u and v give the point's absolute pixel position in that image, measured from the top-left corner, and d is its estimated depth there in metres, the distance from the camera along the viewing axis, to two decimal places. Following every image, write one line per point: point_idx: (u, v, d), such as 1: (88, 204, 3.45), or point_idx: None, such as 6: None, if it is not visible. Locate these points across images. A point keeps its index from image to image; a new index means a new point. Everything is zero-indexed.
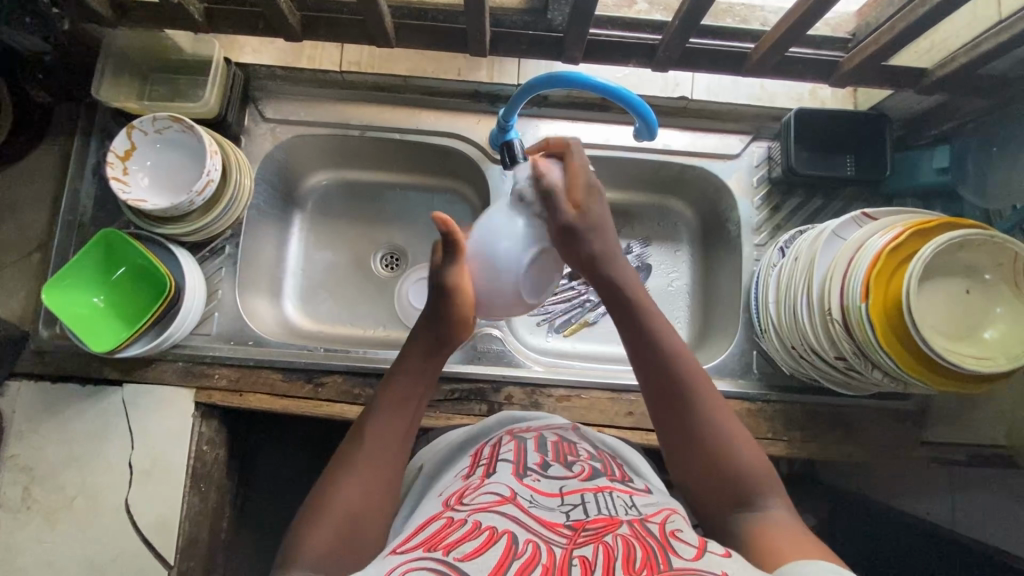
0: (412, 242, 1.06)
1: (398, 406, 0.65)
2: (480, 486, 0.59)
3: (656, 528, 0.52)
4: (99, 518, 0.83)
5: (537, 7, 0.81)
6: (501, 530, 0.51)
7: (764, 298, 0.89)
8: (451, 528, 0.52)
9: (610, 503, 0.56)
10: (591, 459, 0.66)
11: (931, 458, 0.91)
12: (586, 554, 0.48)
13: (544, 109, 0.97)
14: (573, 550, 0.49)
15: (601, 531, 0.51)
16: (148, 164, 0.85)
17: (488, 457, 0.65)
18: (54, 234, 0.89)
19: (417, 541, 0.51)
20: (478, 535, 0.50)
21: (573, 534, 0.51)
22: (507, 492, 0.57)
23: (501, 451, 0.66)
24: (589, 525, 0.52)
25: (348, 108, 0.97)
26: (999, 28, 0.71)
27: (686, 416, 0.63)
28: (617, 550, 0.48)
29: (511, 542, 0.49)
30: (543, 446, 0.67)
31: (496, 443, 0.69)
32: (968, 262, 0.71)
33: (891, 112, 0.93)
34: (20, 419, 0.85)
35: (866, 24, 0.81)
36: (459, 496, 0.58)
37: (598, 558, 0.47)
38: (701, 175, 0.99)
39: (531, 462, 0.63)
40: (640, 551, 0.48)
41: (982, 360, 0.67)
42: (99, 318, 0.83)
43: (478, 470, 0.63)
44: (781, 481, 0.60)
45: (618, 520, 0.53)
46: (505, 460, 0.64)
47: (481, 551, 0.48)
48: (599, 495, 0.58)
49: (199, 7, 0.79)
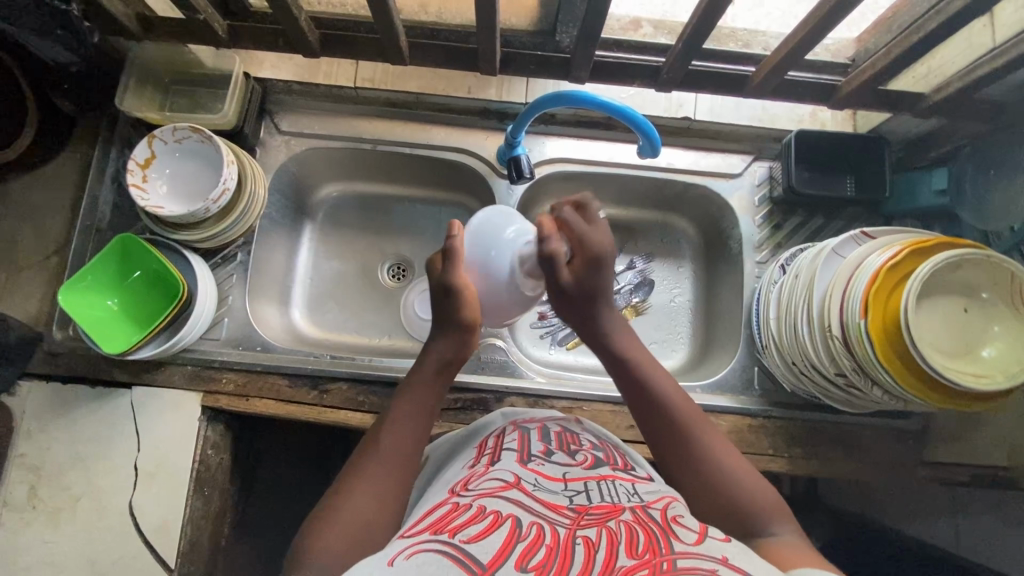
0: (419, 254, 1.08)
1: (410, 419, 0.67)
2: (486, 473, 0.61)
3: (658, 514, 0.54)
4: (102, 520, 0.84)
5: (546, 29, 0.86)
6: (506, 514, 0.52)
7: (765, 315, 0.90)
8: (457, 512, 0.53)
9: (613, 490, 0.58)
10: (593, 449, 0.68)
11: (933, 478, 0.90)
12: (589, 536, 0.49)
13: (551, 127, 1.00)
14: (576, 530, 0.50)
15: (604, 516, 0.53)
16: (166, 172, 0.88)
17: (493, 446, 0.67)
18: (72, 238, 0.91)
19: (424, 525, 0.53)
20: (484, 518, 0.51)
21: (576, 516, 0.53)
22: (511, 478, 0.58)
23: (505, 441, 0.68)
24: (592, 511, 0.54)
25: (361, 123, 1.00)
26: (993, 55, 0.73)
27: (690, 451, 0.65)
28: (621, 534, 0.49)
29: (515, 525, 0.51)
30: (546, 437, 0.69)
31: (501, 433, 0.71)
32: (965, 281, 0.72)
33: (891, 135, 0.96)
34: (29, 418, 0.86)
35: (864, 51, 0.84)
36: (464, 482, 0.60)
37: (601, 540, 0.49)
38: (703, 194, 1.02)
39: (535, 450, 0.65)
40: (643, 534, 0.49)
41: (980, 378, 0.67)
42: (113, 321, 0.85)
43: (484, 459, 0.65)
44: (779, 505, 0.61)
45: (621, 507, 0.55)
46: (509, 449, 0.66)
47: (484, 535, 0.49)
48: (602, 483, 0.60)
49: (223, 23, 0.83)
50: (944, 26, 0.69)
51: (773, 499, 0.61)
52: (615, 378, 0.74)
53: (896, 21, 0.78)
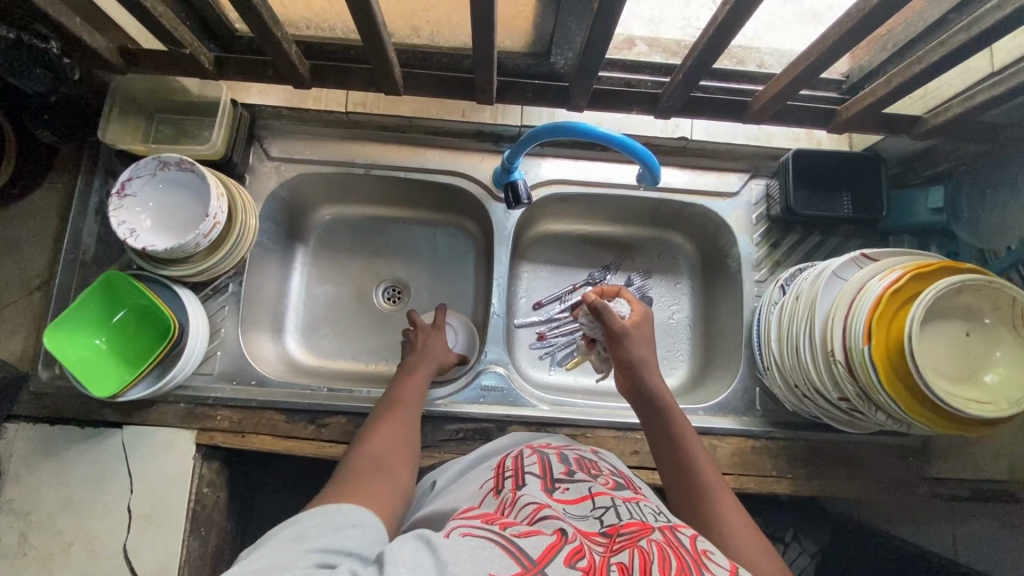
0: (414, 276, 1.06)
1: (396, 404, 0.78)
2: (514, 498, 0.57)
3: (688, 541, 0.51)
4: (97, 565, 0.81)
5: (540, 51, 0.84)
6: (543, 529, 0.50)
7: (766, 338, 0.90)
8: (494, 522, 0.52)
9: (639, 510, 0.57)
10: (613, 475, 0.67)
11: (934, 494, 0.91)
12: (622, 561, 0.46)
13: (547, 148, 0.98)
14: (609, 556, 0.47)
15: (635, 536, 0.51)
16: (150, 204, 0.84)
17: (513, 469, 0.65)
18: (56, 273, 0.88)
19: (476, 513, 0.54)
20: (527, 523, 0.51)
21: (608, 541, 0.50)
22: (542, 501, 0.56)
23: (525, 464, 0.66)
24: (623, 531, 0.52)
25: (353, 147, 0.98)
26: (995, 81, 0.73)
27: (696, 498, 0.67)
28: (654, 556, 0.47)
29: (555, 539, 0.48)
30: (566, 460, 0.68)
31: (519, 456, 0.69)
32: (966, 305, 0.73)
33: (886, 152, 0.96)
34: (17, 462, 0.83)
35: (860, 67, 0.86)
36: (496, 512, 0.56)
37: (635, 561, 0.46)
38: (701, 213, 1.01)
39: (557, 475, 0.63)
40: (675, 560, 0.47)
41: (984, 404, 0.67)
42: (101, 361, 0.82)
43: (507, 481, 0.63)
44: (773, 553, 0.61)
45: (650, 527, 0.53)
46: (531, 473, 0.64)
47: (530, 534, 0.49)
48: (628, 503, 0.58)
49: (209, 55, 0.80)
50: (945, 58, 0.69)
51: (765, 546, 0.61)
52: (644, 421, 0.76)
53: (891, 40, 0.79)
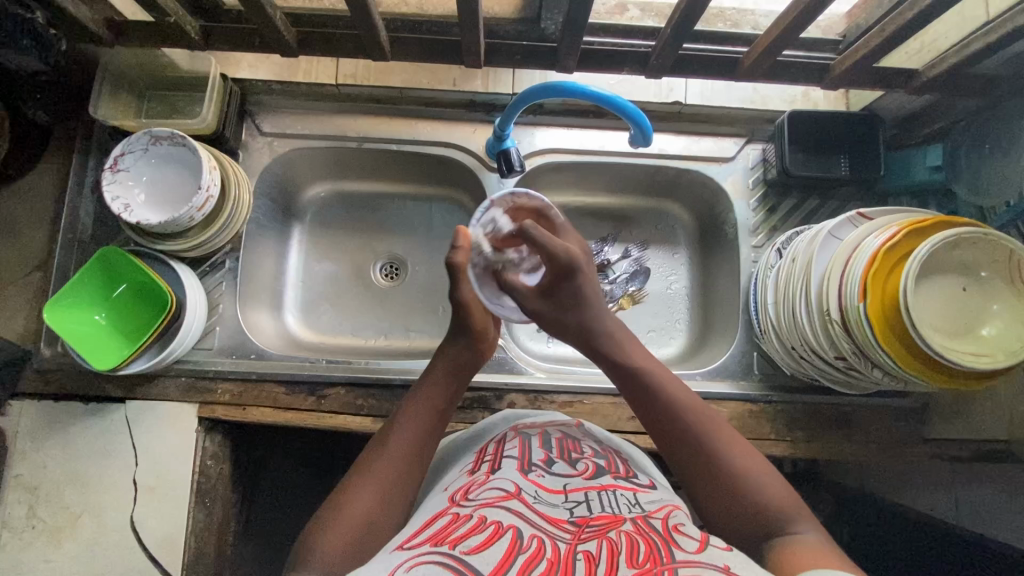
0: (411, 251, 1.06)
1: (445, 372, 0.70)
2: (486, 482, 0.56)
3: (659, 523, 0.50)
4: (105, 535, 0.83)
5: (530, 16, 0.83)
6: (507, 525, 0.48)
7: (762, 300, 0.89)
8: (457, 523, 0.49)
9: (614, 501, 0.54)
10: (595, 457, 0.63)
11: (933, 455, 0.91)
12: (589, 550, 0.46)
13: (539, 117, 0.98)
14: (576, 545, 0.47)
15: (605, 527, 0.49)
16: (144, 179, 0.85)
17: (493, 453, 0.62)
18: (55, 252, 0.89)
19: (424, 537, 0.49)
20: (485, 528, 0.48)
21: (577, 530, 0.49)
22: (512, 487, 0.54)
23: (506, 447, 0.63)
24: (593, 523, 0.50)
25: (345, 120, 0.97)
26: (990, 28, 0.72)
27: (700, 460, 0.60)
28: (621, 545, 0.46)
29: (515, 537, 0.47)
30: (547, 443, 0.64)
31: (501, 439, 0.66)
32: (963, 260, 0.72)
33: (883, 112, 0.94)
34: (23, 437, 0.85)
35: (855, 26, 0.83)
36: (465, 490, 0.55)
37: (602, 552, 0.45)
38: (697, 179, 1.00)
39: (535, 460, 0.60)
40: (644, 545, 0.46)
41: (979, 357, 0.67)
42: (101, 336, 0.84)
43: (484, 465, 0.60)
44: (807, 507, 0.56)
45: (621, 517, 0.51)
46: (509, 456, 0.61)
47: (483, 549, 0.45)
48: (603, 495, 0.55)
49: (196, 25, 0.81)
50: (938, 3, 0.68)
51: (779, 496, 0.57)
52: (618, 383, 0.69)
53: None
